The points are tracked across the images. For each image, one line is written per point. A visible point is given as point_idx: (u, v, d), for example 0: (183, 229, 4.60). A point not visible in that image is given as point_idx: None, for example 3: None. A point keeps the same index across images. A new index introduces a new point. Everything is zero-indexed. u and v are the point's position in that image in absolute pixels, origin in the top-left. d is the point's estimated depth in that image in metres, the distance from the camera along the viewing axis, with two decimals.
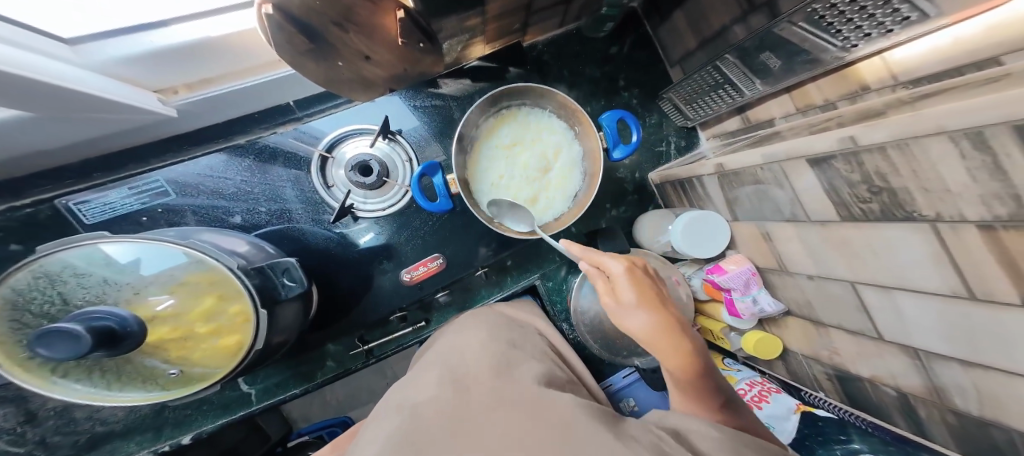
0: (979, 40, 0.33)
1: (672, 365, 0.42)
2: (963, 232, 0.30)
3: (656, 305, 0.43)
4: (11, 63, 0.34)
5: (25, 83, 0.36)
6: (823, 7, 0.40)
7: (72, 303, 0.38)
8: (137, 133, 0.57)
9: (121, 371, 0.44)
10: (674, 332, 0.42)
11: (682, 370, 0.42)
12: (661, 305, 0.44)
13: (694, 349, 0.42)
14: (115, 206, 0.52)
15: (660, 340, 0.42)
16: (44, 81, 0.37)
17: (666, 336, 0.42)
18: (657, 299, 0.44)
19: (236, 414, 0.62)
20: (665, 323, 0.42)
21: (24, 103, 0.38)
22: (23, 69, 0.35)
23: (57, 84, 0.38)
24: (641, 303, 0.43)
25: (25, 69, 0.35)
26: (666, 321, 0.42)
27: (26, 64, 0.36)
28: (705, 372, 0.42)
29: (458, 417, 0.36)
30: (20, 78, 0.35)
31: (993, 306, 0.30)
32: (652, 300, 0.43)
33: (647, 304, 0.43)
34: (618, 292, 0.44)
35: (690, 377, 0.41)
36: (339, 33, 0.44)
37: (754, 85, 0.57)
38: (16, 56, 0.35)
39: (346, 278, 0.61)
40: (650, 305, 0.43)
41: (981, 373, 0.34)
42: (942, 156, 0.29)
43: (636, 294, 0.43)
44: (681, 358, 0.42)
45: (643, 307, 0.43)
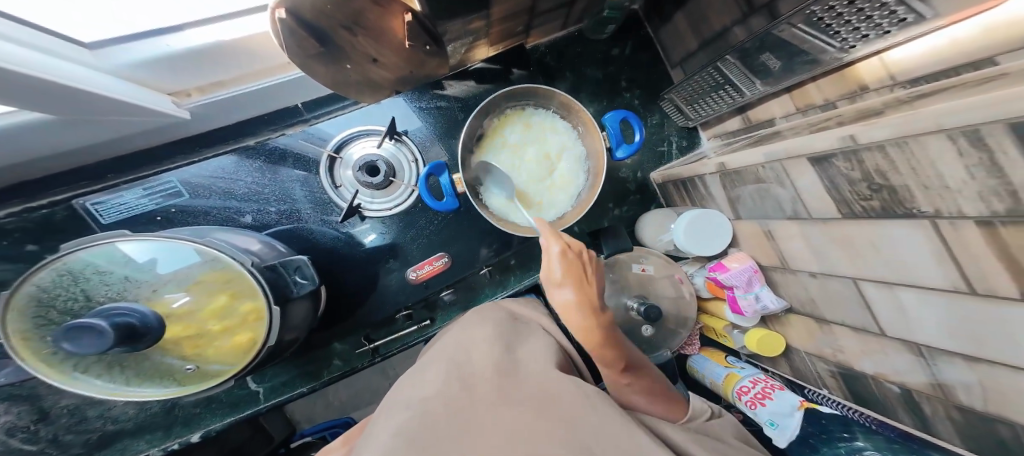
0: (975, 41, 0.33)
1: (583, 341, 0.44)
2: (962, 229, 0.31)
3: (581, 285, 0.45)
4: (36, 67, 0.35)
5: (49, 86, 0.37)
6: (821, 9, 0.41)
7: (94, 300, 0.39)
8: (152, 135, 0.58)
9: (140, 367, 0.45)
10: (591, 314, 0.44)
11: (594, 348, 0.43)
12: (587, 285, 0.45)
13: (610, 329, 0.44)
14: (130, 206, 0.53)
15: (577, 316, 0.44)
16: (69, 85, 0.39)
17: (582, 314, 0.44)
18: (585, 280, 0.45)
19: (245, 412, 0.63)
20: (585, 302, 0.44)
21: (50, 106, 0.40)
22: (47, 73, 0.36)
23: (82, 88, 0.40)
24: (567, 282, 0.45)
25: (50, 73, 0.37)
26: (586, 302, 0.44)
27: (51, 68, 0.37)
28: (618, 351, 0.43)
29: (467, 410, 0.37)
30: (43, 81, 0.36)
31: (994, 300, 0.31)
32: (579, 281, 0.45)
33: (573, 283, 0.45)
34: (550, 268, 0.47)
35: (598, 354, 0.43)
36: (348, 37, 0.45)
37: (755, 85, 0.57)
38: (41, 61, 0.37)
39: (353, 277, 0.62)
40: (576, 283, 0.45)
41: (985, 368, 0.35)
42: (941, 154, 0.30)
43: (564, 273, 0.45)
44: (591, 336, 0.44)
45: (568, 284, 0.45)
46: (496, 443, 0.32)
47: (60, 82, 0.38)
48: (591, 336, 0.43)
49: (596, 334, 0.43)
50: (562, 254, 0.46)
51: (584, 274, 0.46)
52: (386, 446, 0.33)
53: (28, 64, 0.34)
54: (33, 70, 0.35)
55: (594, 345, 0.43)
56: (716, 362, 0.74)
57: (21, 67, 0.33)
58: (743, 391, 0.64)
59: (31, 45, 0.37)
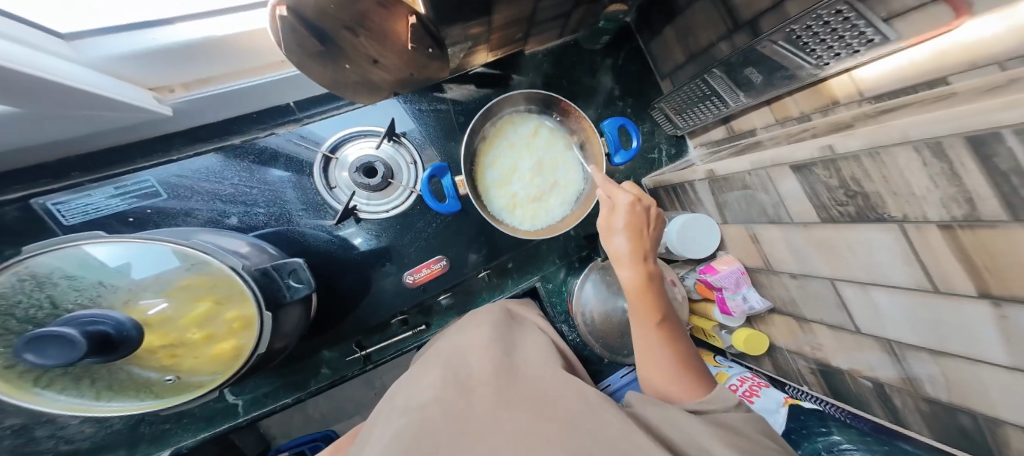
0: (935, 62, 0.37)
1: (630, 287, 0.46)
2: (927, 232, 0.34)
3: (640, 237, 0.48)
4: (26, 63, 0.34)
5: (36, 82, 0.36)
6: (800, 28, 0.44)
7: (62, 307, 0.36)
8: (129, 131, 0.55)
9: (111, 380, 0.41)
10: (645, 264, 0.47)
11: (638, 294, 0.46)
12: (645, 240, 0.48)
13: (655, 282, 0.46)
14: (99, 207, 0.49)
15: (630, 264, 0.47)
16: (59, 82, 0.38)
17: (637, 263, 0.47)
18: (643, 236, 0.48)
19: (220, 427, 0.59)
20: (640, 250, 0.47)
21: (32, 102, 0.38)
22: (33, 68, 0.35)
23: (67, 83, 0.39)
24: (627, 231, 0.48)
25: (39, 69, 0.36)
26: (642, 253, 0.47)
27: (39, 65, 0.36)
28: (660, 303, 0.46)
29: (471, 417, 0.36)
30: (29, 76, 0.35)
31: (957, 297, 0.34)
32: (639, 234, 0.48)
33: (634, 234, 0.48)
34: (613, 217, 0.49)
35: (642, 299, 0.45)
36: (351, 38, 0.44)
37: (738, 98, 0.60)
38: (29, 57, 0.36)
39: (346, 281, 0.60)
40: (635, 234, 0.48)
41: (949, 361, 0.38)
42: (908, 163, 0.33)
43: (627, 223, 0.48)
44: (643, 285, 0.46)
45: (628, 235, 0.48)
46: (503, 448, 0.31)
47: (49, 79, 0.37)
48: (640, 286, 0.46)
49: (645, 282, 0.46)
50: (631, 206, 0.49)
51: (645, 230, 0.49)
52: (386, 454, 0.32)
53: (20, 61, 0.34)
54: (26, 67, 0.34)
55: (641, 292, 0.45)
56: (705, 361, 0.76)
57: (7, 62, 0.32)
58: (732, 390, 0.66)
59: (22, 42, 0.36)
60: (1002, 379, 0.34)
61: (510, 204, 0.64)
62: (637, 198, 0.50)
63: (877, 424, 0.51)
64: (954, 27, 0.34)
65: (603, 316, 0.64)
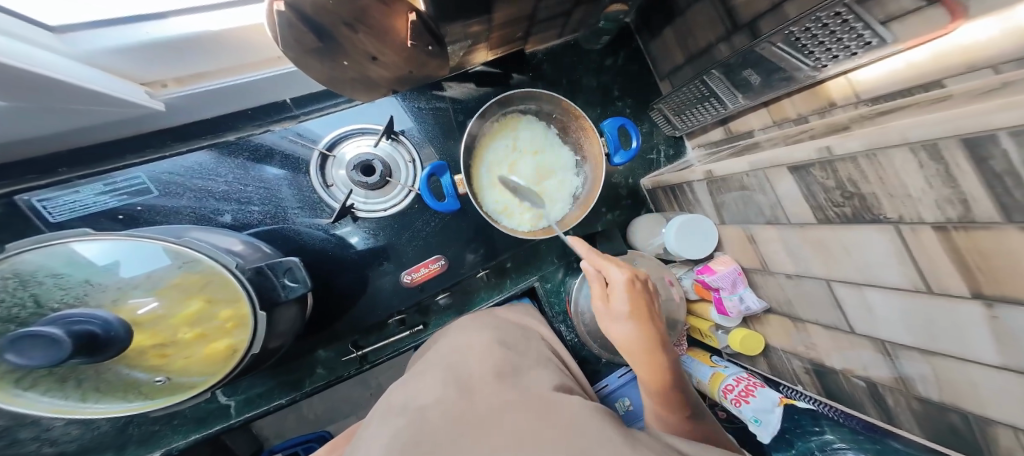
0: (933, 64, 0.38)
1: (646, 376, 0.46)
2: (922, 234, 0.34)
3: (645, 319, 0.47)
4: (16, 57, 0.34)
5: (26, 76, 0.35)
6: (799, 30, 0.44)
7: (46, 306, 0.35)
8: (121, 126, 0.54)
9: (99, 380, 0.40)
10: (657, 348, 0.46)
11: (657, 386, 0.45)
12: (650, 321, 0.47)
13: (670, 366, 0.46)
14: (87, 204, 0.48)
15: (641, 352, 0.46)
16: (52, 77, 0.37)
17: (648, 350, 0.45)
18: (648, 317, 0.47)
19: (212, 429, 0.58)
20: (648, 335, 0.46)
21: (21, 96, 0.37)
22: (24, 62, 0.34)
23: (58, 77, 0.38)
24: (631, 317, 0.46)
25: (31, 64, 0.35)
26: (651, 338, 0.46)
27: (28, 58, 0.35)
28: (676, 386, 0.45)
29: (469, 420, 0.35)
30: (20, 70, 0.34)
31: (950, 298, 0.35)
32: (643, 314, 0.47)
33: (637, 318, 0.46)
34: (613, 300, 0.48)
35: (662, 390, 0.45)
36: (349, 34, 0.43)
37: (737, 99, 0.61)
38: (18, 50, 0.35)
39: (342, 281, 0.59)
40: (639, 317, 0.46)
41: (942, 361, 0.39)
42: (905, 165, 0.34)
43: (629, 308, 0.47)
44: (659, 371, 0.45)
45: (632, 319, 0.46)
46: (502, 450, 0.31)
47: (40, 72, 0.36)
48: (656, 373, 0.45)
49: (661, 370, 0.45)
50: (628, 286, 0.47)
51: (648, 309, 0.47)
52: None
53: (11, 55, 0.33)
54: (18, 61, 0.33)
55: (659, 381, 0.45)
56: (701, 361, 0.75)
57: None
58: (728, 390, 0.66)
59: (11, 34, 0.35)
60: (993, 379, 0.34)
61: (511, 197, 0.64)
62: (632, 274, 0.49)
63: (867, 422, 0.52)
64: (951, 29, 0.34)
65: None
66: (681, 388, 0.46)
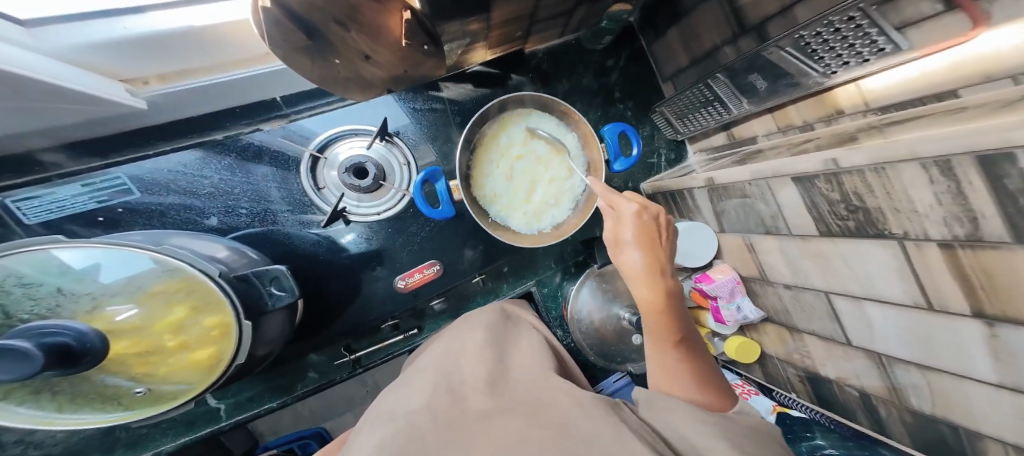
0: (948, 74, 0.36)
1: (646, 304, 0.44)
2: (927, 251, 0.33)
3: (652, 248, 0.46)
4: None
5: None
6: (809, 34, 0.42)
7: (15, 317, 0.33)
8: (104, 124, 0.52)
9: (77, 392, 0.39)
10: (660, 276, 0.44)
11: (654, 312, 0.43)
12: (657, 251, 0.46)
13: (673, 295, 0.44)
14: (65, 204, 0.46)
15: (644, 278, 0.44)
16: (18, 73, 0.35)
17: (651, 277, 0.44)
18: (655, 246, 0.46)
19: (202, 431, 0.57)
20: (654, 263, 0.45)
21: None
22: None
23: (27, 76, 0.36)
24: (638, 245, 0.46)
25: None
26: (655, 267, 0.45)
27: None
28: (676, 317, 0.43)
29: (458, 425, 0.34)
30: None
31: (950, 316, 0.34)
32: (649, 245, 0.46)
33: (644, 247, 0.45)
34: (620, 229, 0.48)
35: (659, 318, 0.42)
36: (341, 32, 0.41)
37: (741, 104, 0.59)
38: None
39: (334, 285, 0.58)
40: (646, 246, 0.46)
41: (937, 377, 0.39)
42: (914, 181, 0.32)
43: (636, 235, 0.46)
44: (659, 300, 0.43)
45: (638, 246, 0.45)
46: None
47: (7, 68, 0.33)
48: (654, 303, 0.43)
49: (661, 295, 0.43)
50: (636, 216, 0.47)
51: (656, 241, 0.46)
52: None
53: None
54: None
55: (657, 311, 0.43)
56: None
57: None
58: None
59: None
60: (992, 397, 0.34)
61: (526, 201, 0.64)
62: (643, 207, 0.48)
63: (857, 430, 0.53)
64: (971, 36, 0.32)
65: (598, 322, 0.63)
66: (682, 322, 0.43)
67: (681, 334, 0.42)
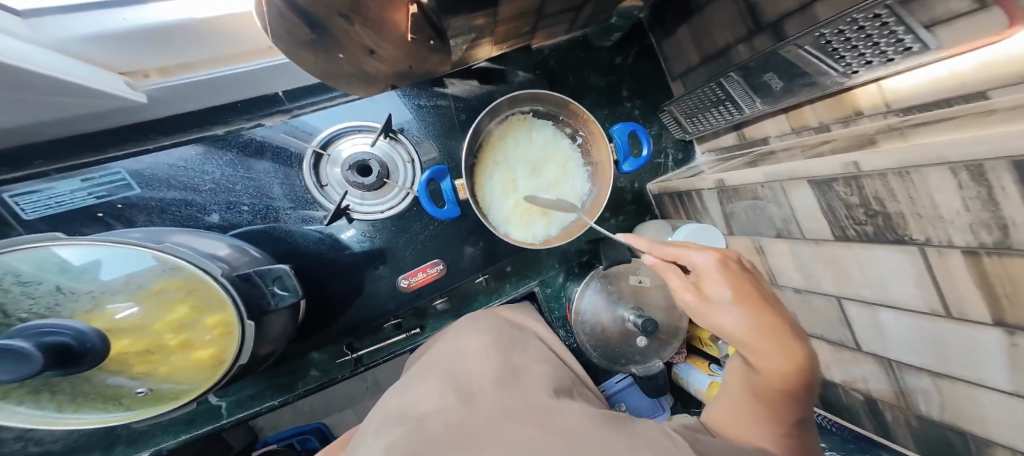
0: (979, 74, 0.35)
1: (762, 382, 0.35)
2: (948, 257, 0.32)
3: (761, 309, 0.35)
4: None
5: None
6: (831, 32, 0.40)
7: (14, 316, 0.33)
8: (105, 117, 0.51)
9: (77, 391, 0.39)
10: (789, 347, 0.34)
11: (771, 391, 0.34)
12: (770, 311, 0.35)
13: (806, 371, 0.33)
14: (63, 200, 0.45)
15: (763, 350, 0.34)
16: (16, 65, 0.34)
17: (778, 349, 0.34)
18: (767, 306, 0.36)
19: (203, 429, 0.57)
20: (771, 328, 0.34)
21: None
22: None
23: (25, 68, 0.35)
24: (743, 306, 0.35)
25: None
26: (776, 333, 0.34)
27: None
28: (799, 396, 0.34)
29: (464, 427, 0.33)
30: None
31: (968, 324, 0.33)
32: (756, 302, 0.36)
33: (749, 306, 0.35)
34: (707, 285, 0.38)
35: (776, 398, 0.34)
36: (345, 25, 0.40)
37: (754, 103, 0.58)
38: None
39: (337, 283, 0.57)
40: (751, 304, 0.35)
41: (949, 384, 0.38)
42: (940, 187, 0.31)
43: (735, 293, 0.36)
44: (782, 379, 0.33)
45: (742, 308, 0.35)
46: None
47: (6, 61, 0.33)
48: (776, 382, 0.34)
49: (793, 374, 0.33)
50: (721, 266, 0.38)
51: (762, 296, 0.36)
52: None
53: None
54: None
55: (776, 391, 0.34)
56: (699, 369, 0.73)
57: None
58: None
59: None
60: (1003, 406, 0.33)
61: (539, 210, 0.63)
62: (723, 255, 0.39)
63: (857, 432, 0.53)
64: (1004, 37, 0.30)
65: (603, 323, 0.63)
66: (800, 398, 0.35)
67: (796, 410, 0.34)
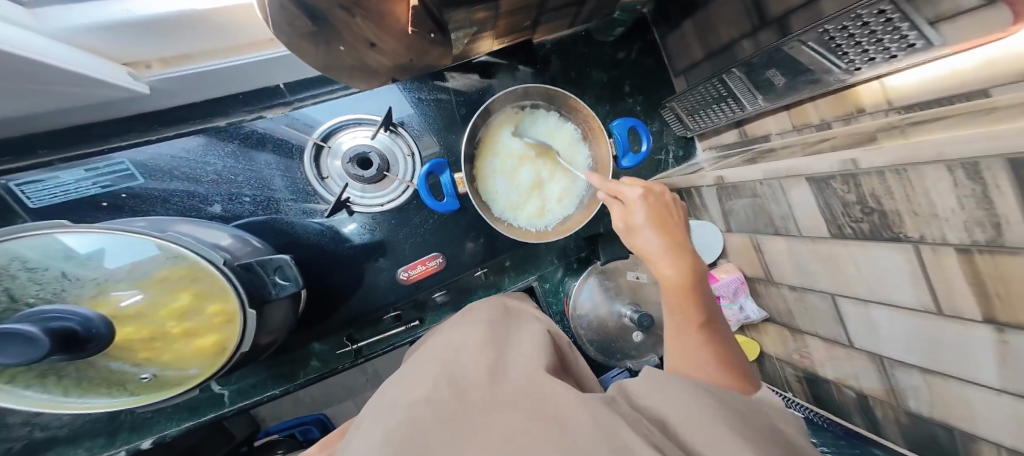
0: (982, 72, 0.34)
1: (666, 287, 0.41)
2: (942, 255, 0.33)
3: (666, 230, 0.44)
4: None
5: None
6: (834, 28, 0.40)
7: (21, 300, 0.33)
8: (108, 107, 0.51)
9: (82, 376, 0.40)
10: (679, 253, 0.42)
11: (674, 293, 0.40)
12: (673, 231, 0.44)
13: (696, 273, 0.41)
14: (69, 189, 0.46)
15: (663, 257, 0.42)
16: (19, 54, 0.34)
17: (672, 255, 0.42)
18: (670, 228, 0.44)
19: (206, 416, 0.58)
20: (672, 242, 0.43)
21: None
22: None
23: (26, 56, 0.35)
24: (651, 226, 0.44)
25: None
26: (673, 245, 0.43)
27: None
28: (699, 297, 0.40)
29: (461, 417, 0.34)
30: None
31: (962, 321, 0.33)
32: (663, 224, 0.44)
33: (657, 227, 0.44)
34: (630, 215, 0.47)
35: (679, 297, 0.40)
36: (347, 18, 0.40)
37: (757, 100, 0.58)
38: None
39: (337, 275, 0.58)
40: (659, 225, 0.44)
41: (939, 381, 0.38)
42: (937, 186, 0.31)
43: (647, 217, 0.45)
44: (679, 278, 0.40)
45: (651, 227, 0.44)
46: (493, 448, 0.29)
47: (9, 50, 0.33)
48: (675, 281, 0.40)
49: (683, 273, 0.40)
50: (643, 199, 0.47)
51: (670, 222, 0.45)
52: (376, 445, 0.31)
53: None
54: None
55: (676, 291, 0.40)
56: None
57: None
58: None
59: None
60: (991, 403, 0.34)
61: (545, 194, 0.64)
62: (648, 190, 0.48)
63: (849, 429, 0.53)
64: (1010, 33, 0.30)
65: (601, 319, 0.64)
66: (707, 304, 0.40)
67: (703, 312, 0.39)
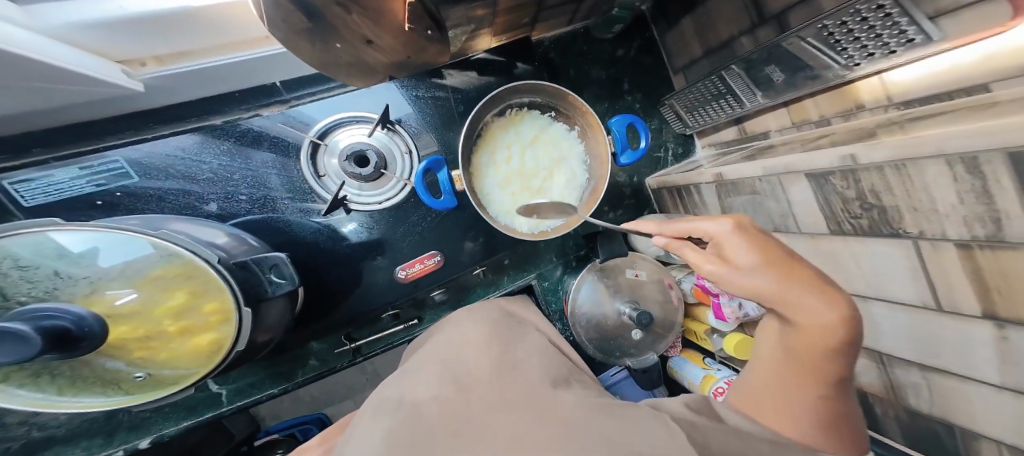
0: (982, 67, 0.34)
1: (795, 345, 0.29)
2: (941, 250, 0.32)
3: (791, 269, 0.28)
4: None
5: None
6: (834, 24, 0.40)
7: (13, 299, 0.33)
8: (103, 105, 0.51)
9: (77, 375, 0.39)
10: (824, 301, 0.27)
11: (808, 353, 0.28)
12: (801, 267, 0.29)
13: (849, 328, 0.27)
14: (62, 188, 0.46)
15: (804, 313, 0.27)
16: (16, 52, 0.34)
17: (814, 309, 0.27)
18: (794, 262, 0.29)
19: (204, 416, 0.57)
20: (808, 287, 0.28)
21: None
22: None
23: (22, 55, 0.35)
24: (770, 268, 0.28)
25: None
26: (811, 289, 0.28)
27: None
28: (842, 356, 0.28)
29: (457, 415, 0.33)
30: None
31: (961, 317, 0.33)
32: (786, 261, 0.28)
33: (778, 268, 0.28)
34: (730, 253, 0.31)
35: (815, 362, 0.28)
36: (342, 15, 0.39)
37: (756, 97, 0.57)
38: None
39: (335, 274, 0.58)
40: (781, 264, 0.28)
41: (938, 378, 0.38)
42: (936, 181, 0.31)
43: (760, 255, 0.29)
44: (822, 337, 0.27)
45: (770, 269, 0.28)
46: (488, 446, 0.28)
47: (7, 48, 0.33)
48: (821, 337, 0.27)
49: (829, 335, 0.27)
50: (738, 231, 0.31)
51: (788, 255, 0.29)
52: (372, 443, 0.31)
53: None
54: None
55: (812, 354, 0.28)
56: (694, 363, 0.73)
57: None
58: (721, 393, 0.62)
59: None
60: (989, 399, 0.34)
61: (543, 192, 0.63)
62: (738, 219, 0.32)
63: None
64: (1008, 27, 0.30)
65: (600, 316, 0.63)
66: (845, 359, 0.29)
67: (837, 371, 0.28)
